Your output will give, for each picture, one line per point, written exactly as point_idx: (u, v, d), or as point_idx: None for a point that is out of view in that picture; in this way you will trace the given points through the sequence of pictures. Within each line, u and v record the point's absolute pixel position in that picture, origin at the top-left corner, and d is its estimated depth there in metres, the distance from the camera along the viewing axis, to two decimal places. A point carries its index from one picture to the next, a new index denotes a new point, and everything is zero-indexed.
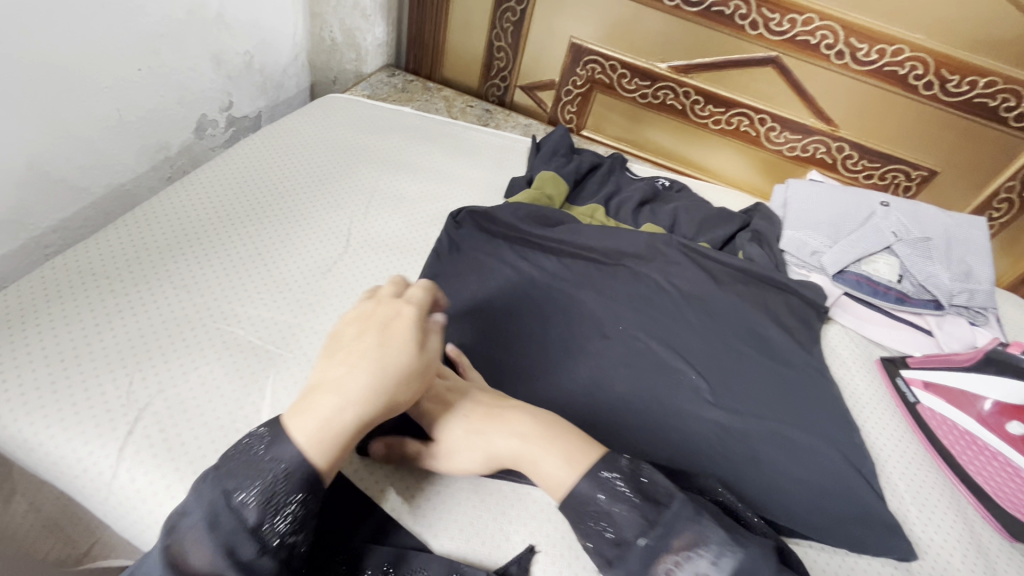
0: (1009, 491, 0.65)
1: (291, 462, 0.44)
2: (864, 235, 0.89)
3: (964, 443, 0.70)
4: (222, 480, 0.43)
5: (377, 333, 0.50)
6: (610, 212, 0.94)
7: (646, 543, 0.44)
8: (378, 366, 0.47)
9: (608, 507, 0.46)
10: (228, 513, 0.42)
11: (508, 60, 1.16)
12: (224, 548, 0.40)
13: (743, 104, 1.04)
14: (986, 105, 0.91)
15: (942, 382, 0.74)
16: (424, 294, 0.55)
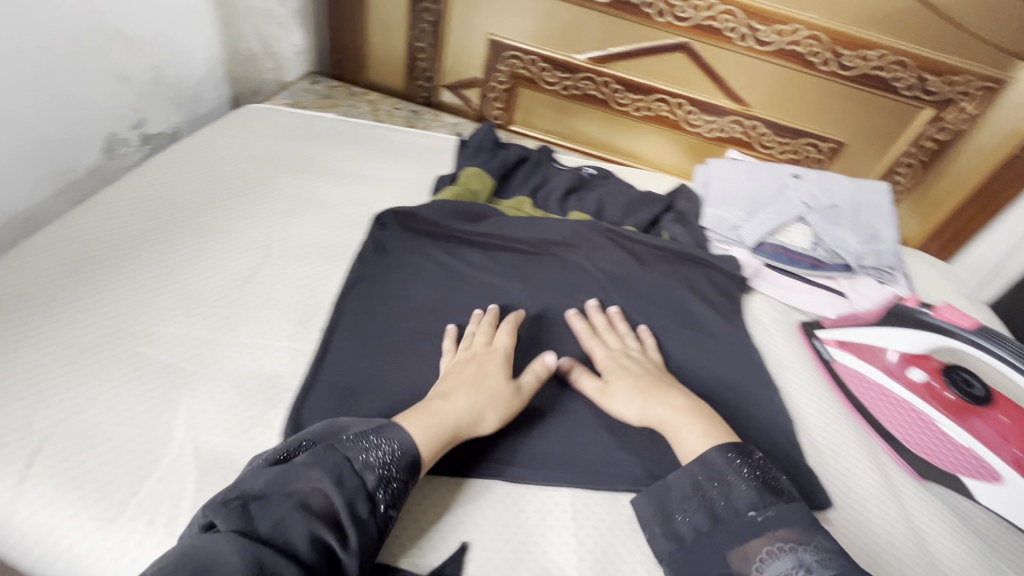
0: (915, 435, 0.70)
1: (407, 445, 0.52)
2: (777, 207, 0.94)
3: (875, 394, 0.74)
4: (345, 448, 0.50)
5: (475, 368, 0.63)
6: (538, 204, 0.96)
7: (755, 517, 0.51)
8: (475, 388, 0.60)
9: (724, 483, 0.54)
10: (352, 475, 0.49)
11: (430, 60, 1.16)
12: (346, 502, 0.47)
13: (660, 90, 1.08)
14: (879, 77, 0.97)
15: (852, 339, 0.78)
16: (507, 340, 0.68)
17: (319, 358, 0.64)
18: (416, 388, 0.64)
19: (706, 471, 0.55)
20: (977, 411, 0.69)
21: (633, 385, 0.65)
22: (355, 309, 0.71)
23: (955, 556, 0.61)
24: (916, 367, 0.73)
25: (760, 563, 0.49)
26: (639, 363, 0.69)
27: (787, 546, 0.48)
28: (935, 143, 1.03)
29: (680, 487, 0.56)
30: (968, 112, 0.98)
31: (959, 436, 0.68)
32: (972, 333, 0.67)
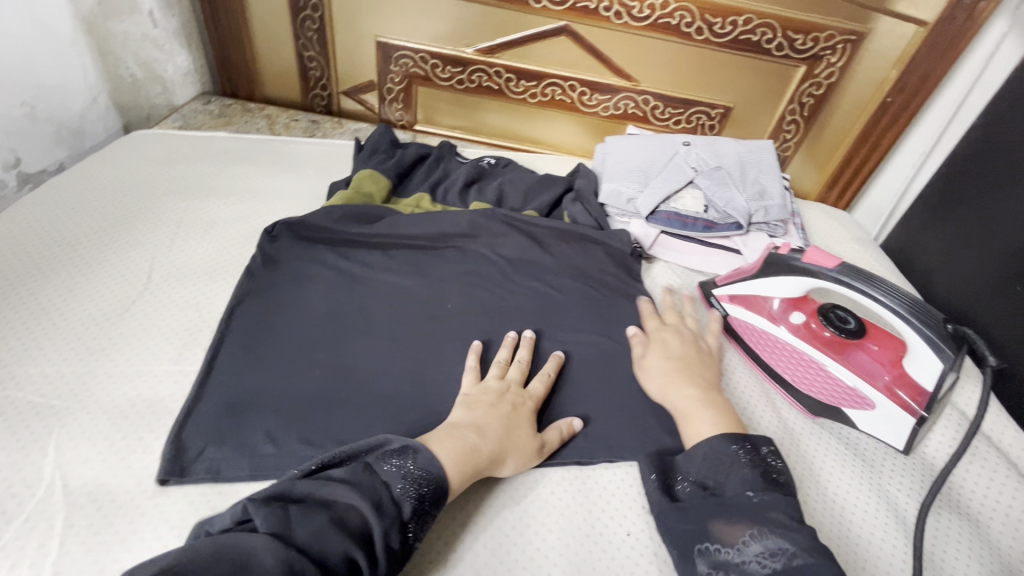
0: (803, 375, 0.73)
1: (439, 478, 0.52)
2: (668, 175, 0.96)
3: (764, 342, 0.77)
4: (383, 473, 0.51)
5: (509, 408, 0.62)
6: (438, 199, 0.96)
7: (750, 497, 0.53)
8: (509, 430, 0.60)
9: (732, 465, 0.57)
10: (388, 499, 0.50)
11: (322, 69, 1.15)
12: (382, 532, 0.47)
13: (550, 75, 1.10)
14: (750, 41, 1.01)
15: (741, 293, 0.81)
16: (541, 389, 0.67)
17: (204, 376, 0.63)
18: (305, 394, 0.64)
19: (716, 452, 0.58)
20: (854, 345, 0.72)
21: (665, 368, 0.69)
22: (243, 323, 0.70)
23: (850, 482, 0.65)
24: (797, 311, 0.76)
25: (741, 538, 0.51)
26: (680, 341, 0.74)
27: (774, 531, 0.50)
28: (813, 98, 1.08)
29: (688, 464, 0.59)
30: (836, 65, 1.03)
31: (837, 371, 0.71)
32: (834, 272, 0.69)
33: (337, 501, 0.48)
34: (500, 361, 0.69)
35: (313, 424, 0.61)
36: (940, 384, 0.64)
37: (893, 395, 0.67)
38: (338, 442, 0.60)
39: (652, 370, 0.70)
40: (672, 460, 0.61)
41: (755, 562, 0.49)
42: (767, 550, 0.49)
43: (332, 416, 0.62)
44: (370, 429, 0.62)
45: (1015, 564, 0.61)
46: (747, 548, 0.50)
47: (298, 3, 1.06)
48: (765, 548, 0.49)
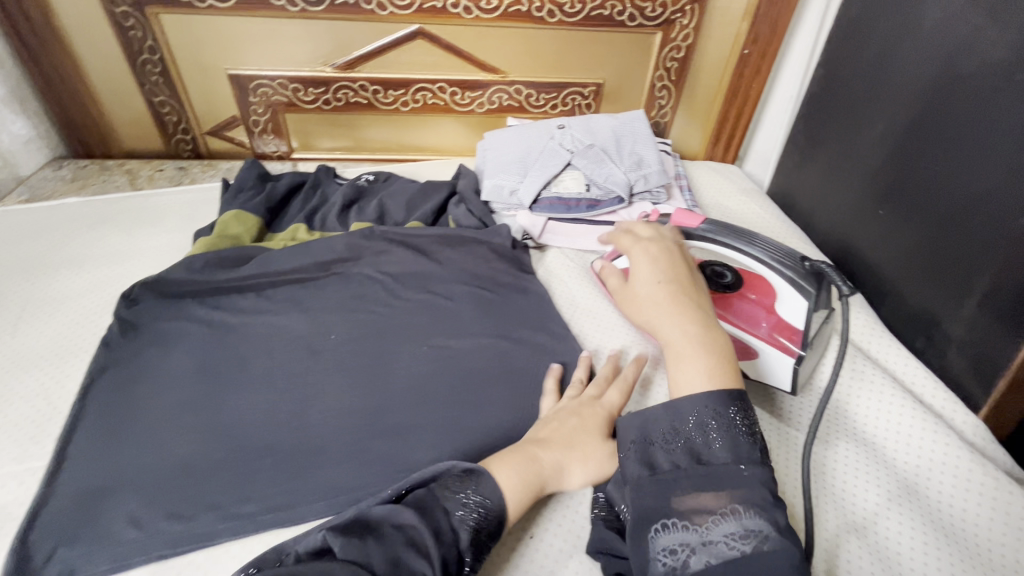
0: None
1: (501, 507, 0.51)
2: (546, 161, 0.95)
3: None
4: (446, 499, 0.50)
5: (577, 419, 0.60)
6: (316, 227, 0.92)
7: (741, 471, 0.48)
8: (572, 441, 0.58)
9: (730, 429, 0.51)
10: (447, 526, 0.49)
11: (178, 111, 1.08)
12: (442, 561, 0.46)
13: (417, 80, 1.07)
14: (603, 15, 1.02)
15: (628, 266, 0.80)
16: (619, 399, 0.63)
17: (53, 470, 0.57)
18: (172, 465, 0.59)
19: (717, 409, 0.52)
20: (737, 296, 0.73)
21: (657, 298, 0.62)
22: (97, 401, 0.64)
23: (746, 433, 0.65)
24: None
25: (712, 516, 0.46)
26: (673, 267, 0.66)
27: (753, 511, 0.46)
28: (677, 61, 1.09)
29: (681, 418, 0.53)
30: (690, 27, 1.05)
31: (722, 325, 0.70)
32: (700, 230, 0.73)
33: (404, 526, 0.48)
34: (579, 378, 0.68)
35: (182, 495, 0.56)
36: (808, 321, 0.65)
37: (774, 341, 0.66)
38: (210, 509, 0.55)
39: (644, 298, 0.63)
40: (654, 413, 0.54)
41: (724, 542, 0.45)
42: (742, 532, 0.45)
43: (203, 482, 0.58)
44: (248, 486, 0.57)
45: (911, 478, 0.63)
46: (717, 528, 0.46)
47: (133, 47, 0.99)
48: (737, 529, 0.45)
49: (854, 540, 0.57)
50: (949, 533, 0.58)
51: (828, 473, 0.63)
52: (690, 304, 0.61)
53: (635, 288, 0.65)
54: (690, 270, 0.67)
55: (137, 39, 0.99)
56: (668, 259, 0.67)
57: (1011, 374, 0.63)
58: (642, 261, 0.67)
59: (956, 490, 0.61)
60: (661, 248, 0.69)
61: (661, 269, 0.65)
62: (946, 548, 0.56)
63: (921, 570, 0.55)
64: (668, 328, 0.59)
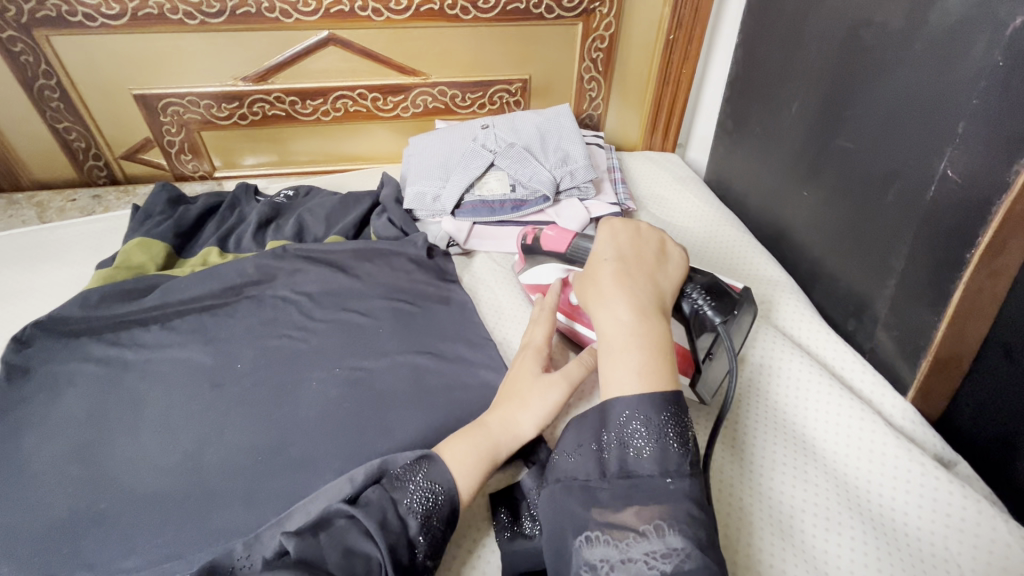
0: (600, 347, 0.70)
1: (452, 492, 0.50)
2: (468, 163, 0.92)
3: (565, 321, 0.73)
4: (394, 489, 0.49)
5: (508, 379, 0.61)
6: (230, 250, 0.88)
7: (668, 484, 0.44)
8: (505, 399, 0.59)
9: (659, 437, 0.46)
10: (395, 515, 0.47)
11: (86, 138, 1.03)
12: (390, 548, 0.45)
13: (334, 88, 1.03)
14: (519, 9, 0.98)
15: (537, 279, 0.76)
16: (543, 331, 0.65)
17: None
18: (51, 522, 0.55)
19: (643, 414, 0.47)
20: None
21: (608, 276, 0.56)
22: None
23: None
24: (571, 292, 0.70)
25: (633, 533, 0.43)
26: (633, 248, 0.60)
27: (677, 526, 0.42)
28: (602, 52, 1.06)
29: (609, 422, 0.48)
30: (611, 15, 1.02)
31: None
32: (570, 249, 0.69)
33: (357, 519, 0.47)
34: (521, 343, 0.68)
35: (61, 554, 0.53)
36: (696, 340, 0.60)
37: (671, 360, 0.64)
38: (88, 568, 0.52)
39: (593, 276, 0.58)
40: (593, 420, 0.50)
41: (643, 561, 0.41)
42: (664, 550, 0.41)
43: (86, 537, 0.54)
44: (132, 539, 0.54)
45: (839, 469, 0.61)
46: (637, 545, 0.42)
47: (27, 73, 0.94)
48: (659, 548, 0.41)
49: (777, 539, 0.54)
50: (877, 524, 0.56)
51: (755, 470, 0.60)
52: (634, 287, 0.55)
53: (589, 267, 0.60)
54: (655, 252, 0.61)
55: (29, 65, 0.93)
56: (630, 238, 0.61)
57: (932, 354, 0.61)
58: (601, 238, 0.62)
59: (884, 478, 0.59)
60: (631, 227, 0.63)
61: (615, 243, 0.61)
62: (872, 540, 0.54)
63: (846, 566, 0.52)
64: (604, 312, 0.54)
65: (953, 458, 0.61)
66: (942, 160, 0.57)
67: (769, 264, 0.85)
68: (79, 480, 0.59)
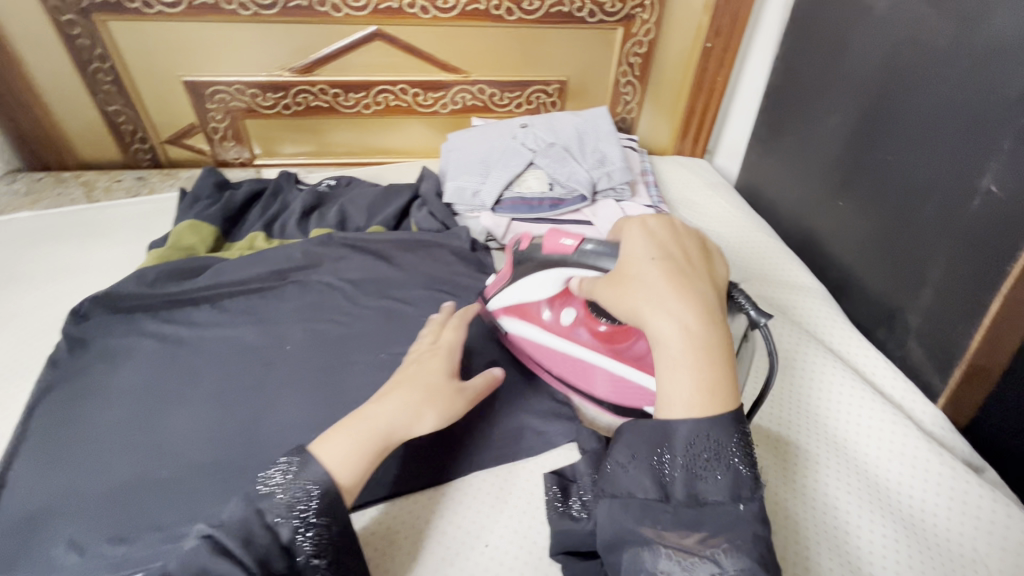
0: (584, 377, 0.68)
1: (327, 488, 0.48)
2: (508, 161, 0.94)
3: (544, 355, 0.71)
4: (261, 498, 0.47)
5: (415, 368, 0.60)
6: (276, 236, 0.91)
7: (738, 511, 0.45)
8: (413, 388, 0.57)
9: (728, 464, 0.46)
10: (262, 527, 0.45)
11: (134, 121, 1.06)
12: (258, 560, 0.44)
13: (377, 82, 1.06)
14: (562, 12, 1.01)
15: (511, 305, 0.72)
16: (456, 334, 0.64)
17: None
18: (117, 486, 0.57)
19: (714, 440, 0.47)
20: (628, 332, 0.66)
21: (657, 280, 0.51)
22: (42, 424, 0.62)
23: None
24: (568, 309, 0.70)
25: (699, 555, 0.44)
26: (672, 245, 0.54)
27: (746, 551, 0.43)
28: (640, 57, 1.08)
29: (676, 443, 0.47)
30: (651, 21, 1.04)
31: (606, 360, 0.66)
32: (578, 253, 0.60)
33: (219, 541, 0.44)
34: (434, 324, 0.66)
35: (128, 515, 0.55)
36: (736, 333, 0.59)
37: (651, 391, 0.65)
38: (155, 530, 0.54)
39: (637, 279, 0.52)
40: (655, 437, 0.49)
41: None
42: (730, 569, 0.43)
43: (151, 502, 0.56)
44: (195, 505, 0.56)
45: (871, 470, 0.63)
46: (702, 566, 0.43)
47: (83, 56, 0.97)
48: (727, 571, 0.43)
49: (814, 535, 0.57)
50: (910, 524, 0.58)
51: (788, 467, 0.63)
52: (692, 290, 0.51)
53: (624, 267, 0.54)
54: (696, 247, 0.56)
55: (86, 48, 0.96)
56: (666, 232, 0.56)
57: (966, 362, 0.63)
58: (631, 237, 0.56)
59: (915, 480, 0.61)
60: (664, 221, 0.57)
61: (654, 240, 0.55)
62: (905, 539, 0.56)
63: (879, 562, 0.55)
64: (660, 319, 0.49)
65: (981, 464, 0.63)
66: (985, 176, 0.59)
67: (801, 271, 0.87)
68: (140, 448, 0.61)
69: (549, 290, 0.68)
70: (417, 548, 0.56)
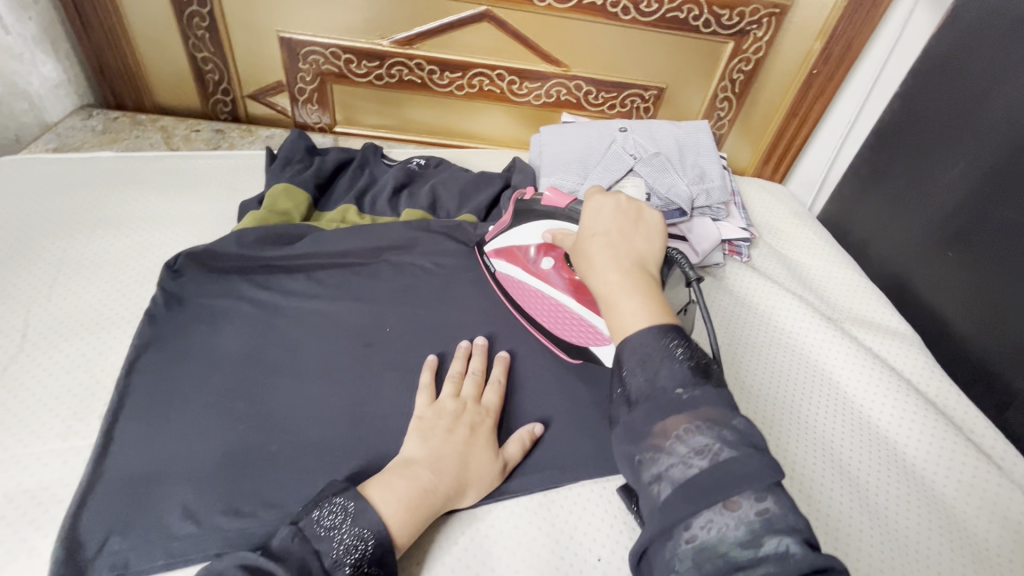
0: (564, 326, 0.68)
1: (382, 535, 0.48)
2: (608, 163, 0.92)
3: (529, 298, 0.71)
4: (317, 539, 0.46)
5: (465, 431, 0.57)
6: (365, 209, 0.88)
7: (680, 395, 0.40)
8: (464, 463, 0.55)
9: (662, 353, 0.43)
10: (318, 570, 0.44)
11: (220, 71, 1.03)
12: None
13: (476, 65, 1.03)
14: (678, 18, 0.98)
15: (503, 246, 0.72)
16: (496, 398, 0.62)
17: (100, 450, 0.54)
18: (225, 456, 0.56)
19: (647, 342, 0.43)
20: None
21: (592, 247, 0.52)
22: (144, 381, 0.61)
23: (788, 451, 0.66)
24: (547, 256, 0.68)
25: (669, 441, 0.39)
26: (617, 215, 0.54)
27: (705, 425, 0.39)
28: (743, 74, 1.06)
29: (619, 357, 0.45)
30: (764, 39, 1.01)
31: (574, 308, 0.66)
32: (568, 208, 0.64)
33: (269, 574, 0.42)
34: (455, 376, 0.63)
35: (241, 489, 0.54)
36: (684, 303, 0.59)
37: None
38: (269, 507, 0.53)
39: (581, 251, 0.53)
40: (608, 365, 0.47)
41: (684, 467, 0.38)
42: (697, 448, 0.38)
43: (261, 478, 0.55)
44: (306, 485, 0.55)
45: (947, 505, 0.65)
46: (676, 455, 0.39)
47: None
48: (694, 448, 0.38)
49: (900, 563, 0.58)
50: (987, 565, 0.60)
51: (870, 492, 0.64)
52: (623, 252, 0.50)
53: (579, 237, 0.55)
54: (642, 220, 0.54)
55: None
56: (615, 203, 0.55)
57: None
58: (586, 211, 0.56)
59: (992, 525, 0.63)
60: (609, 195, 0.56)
61: (597, 215, 0.54)
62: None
63: None
64: (596, 276, 0.50)
65: None
66: None
67: (890, 313, 0.87)
68: (245, 417, 0.59)
69: (533, 236, 0.68)
70: (533, 556, 0.55)
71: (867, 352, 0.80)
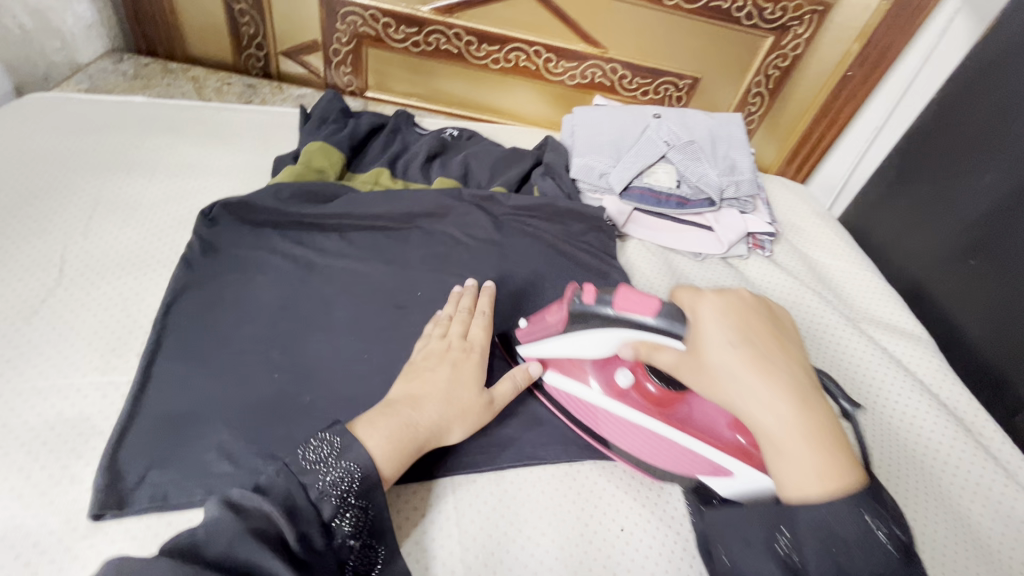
0: (650, 449, 0.59)
1: (368, 470, 0.47)
2: (640, 148, 0.93)
3: (595, 417, 0.61)
4: (304, 472, 0.45)
5: (447, 367, 0.57)
6: (398, 173, 0.88)
7: None
8: (446, 397, 0.55)
9: (858, 537, 0.40)
10: (305, 502, 0.44)
11: (256, 25, 1.02)
12: (300, 535, 0.42)
13: (514, 39, 1.02)
14: (720, 8, 0.98)
15: (551, 356, 0.62)
16: (483, 333, 0.62)
17: (139, 387, 0.55)
18: (260, 402, 0.56)
19: (842, 517, 0.40)
20: (684, 396, 0.57)
21: (740, 371, 0.44)
22: (179, 324, 0.61)
23: None
24: (621, 371, 0.59)
25: None
26: (748, 318, 0.47)
27: None
28: (779, 70, 1.06)
29: (797, 522, 0.42)
30: (803, 36, 1.02)
31: (660, 428, 0.58)
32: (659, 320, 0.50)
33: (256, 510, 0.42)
34: (443, 317, 0.63)
35: (276, 434, 0.54)
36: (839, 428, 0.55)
37: (743, 454, 0.53)
38: None
39: (721, 374, 0.45)
40: (775, 514, 0.44)
41: None
42: None
43: (295, 425, 0.55)
44: None
45: (954, 498, 0.67)
46: None
47: None
48: None
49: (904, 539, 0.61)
50: (988, 557, 0.63)
51: (882, 476, 0.67)
52: (782, 376, 0.44)
53: (699, 353, 0.46)
54: (772, 323, 0.48)
55: None
56: (736, 305, 0.48)
57: None
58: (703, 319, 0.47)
59: (997, 523, 0.65)
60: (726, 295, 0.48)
61: (729, 324, 0.46)
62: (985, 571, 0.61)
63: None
64: (761, 411, 0.43)
65: None
66: None
67: (906, 317, 0.88)
68: (279, 366, 0.60)
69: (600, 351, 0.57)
70: (556, 518, 0.56)
71: (885, 351, 0.81)
